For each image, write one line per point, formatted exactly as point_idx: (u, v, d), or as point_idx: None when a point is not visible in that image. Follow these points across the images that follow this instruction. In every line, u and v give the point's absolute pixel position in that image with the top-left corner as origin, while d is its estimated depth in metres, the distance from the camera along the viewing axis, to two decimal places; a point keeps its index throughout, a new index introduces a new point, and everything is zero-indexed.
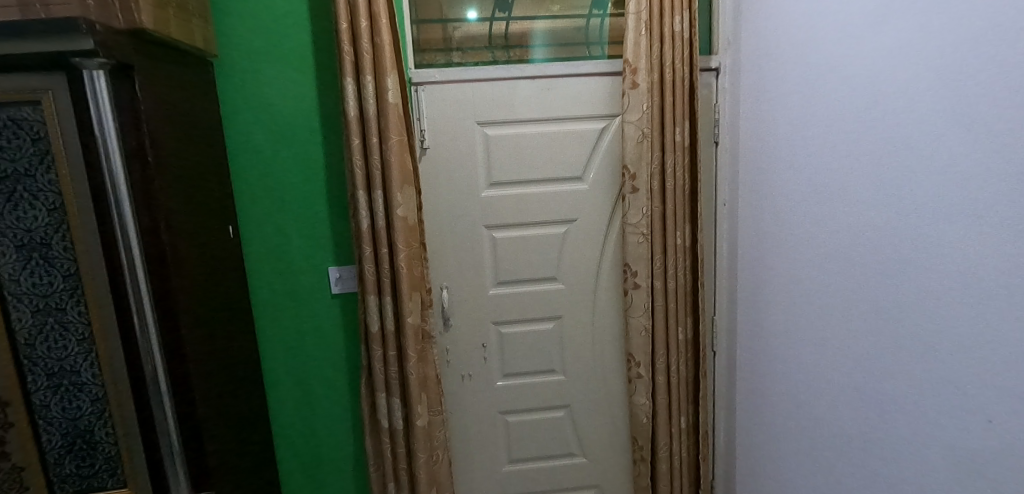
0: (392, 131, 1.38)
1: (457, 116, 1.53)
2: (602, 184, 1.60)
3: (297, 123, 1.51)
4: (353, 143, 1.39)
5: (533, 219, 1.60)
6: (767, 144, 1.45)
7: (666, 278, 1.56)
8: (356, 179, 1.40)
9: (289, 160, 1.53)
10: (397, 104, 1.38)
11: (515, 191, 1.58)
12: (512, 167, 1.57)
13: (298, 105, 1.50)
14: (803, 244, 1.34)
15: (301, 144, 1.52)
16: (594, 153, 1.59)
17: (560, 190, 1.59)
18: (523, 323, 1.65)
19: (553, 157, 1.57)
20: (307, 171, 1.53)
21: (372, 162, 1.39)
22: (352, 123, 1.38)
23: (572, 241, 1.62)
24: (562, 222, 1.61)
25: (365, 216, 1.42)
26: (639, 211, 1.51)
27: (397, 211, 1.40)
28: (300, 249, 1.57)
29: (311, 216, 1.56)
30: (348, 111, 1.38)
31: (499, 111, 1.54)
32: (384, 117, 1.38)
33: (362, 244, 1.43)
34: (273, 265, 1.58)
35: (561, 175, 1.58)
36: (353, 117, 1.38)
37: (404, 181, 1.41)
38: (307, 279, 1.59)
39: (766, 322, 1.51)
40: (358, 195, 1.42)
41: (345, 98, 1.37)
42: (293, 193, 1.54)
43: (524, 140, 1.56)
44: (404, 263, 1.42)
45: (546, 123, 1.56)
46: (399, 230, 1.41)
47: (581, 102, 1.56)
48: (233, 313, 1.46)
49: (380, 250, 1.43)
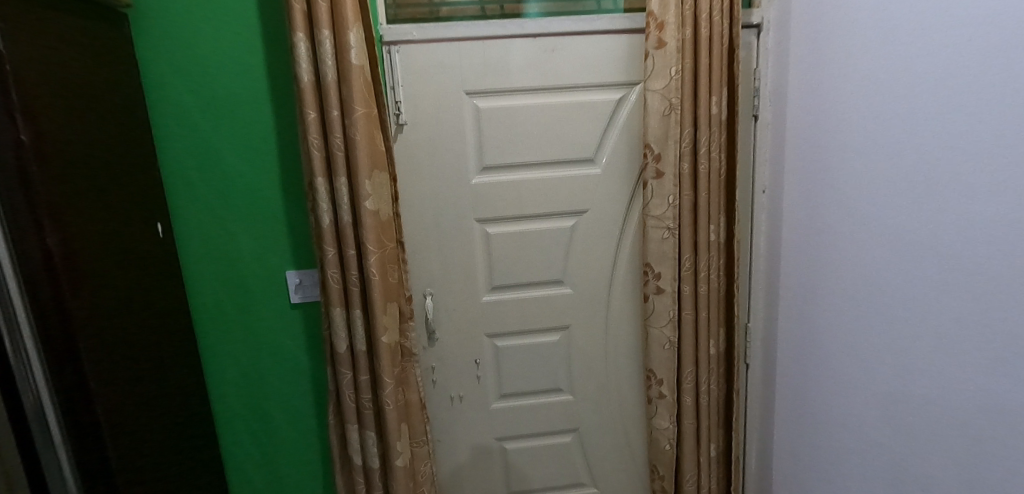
0: (357, 101, 1.08)
1: (441, 84, 1.23)
2: (617, 168, 1.31)
3: (238, 94, 1.21)
4: (309, 117, 1.10)
5: (534, 212, 1.32)
6: (822, 118, 1.16)
7: (698, 284, 1.28)
8: (314, 163, 1.12)
9: (230, 139, 1.23)
10: (364, 68, 1.09)
11: (513, 177, 1.30)
12: (509, 148, 1.28)
13: (239, 70, 1.20)
14: (867, 244, 1.07)
15: (244, 119, 1.22)
16: (609, 131, 1.30)
17: (568, 175, 1.31)
18: (523, 335, 1.38)
19: (559, 136, 1.29)
20: (252, 153, 1.24)
21: (333, 141, 1.10)
22: (306, 92, 1.09)
23: (580, 238, 1.34)
24: (570, 214, 1.33)
25: (327, 210, 1.14)
26: (666, 201, 1.24)
27: (365, 204, 1.11)
28: (250, 250, 1.28)
29: (260, 209, 1.26)
30: (302, 77, 1.08)
31: (492, 79, 1.24)
32: (345, 83, 1.08)
33: (325, 245, 1.15)
34: (214, 269, 1.29)
35: (568, 157, 1.30)
36: (308, 84, 1.09)
37: (374, 165, 1.12)
38: (259, 286, 1.31)
39: (814, 334, 1.25)
40: (317, 183, 1.13)
41: (297, 59, 1.08)
42: (237, 181, 1.25)
43: (524, 114, 1.27)
44: (376, 268, 1.14)
45: (550, 94, 1.28)
46: (369, 228, 1.12)
47: (593, 67, 1.26)
48: (162, 332, 1.17)
49: (345, 252, 1.15)
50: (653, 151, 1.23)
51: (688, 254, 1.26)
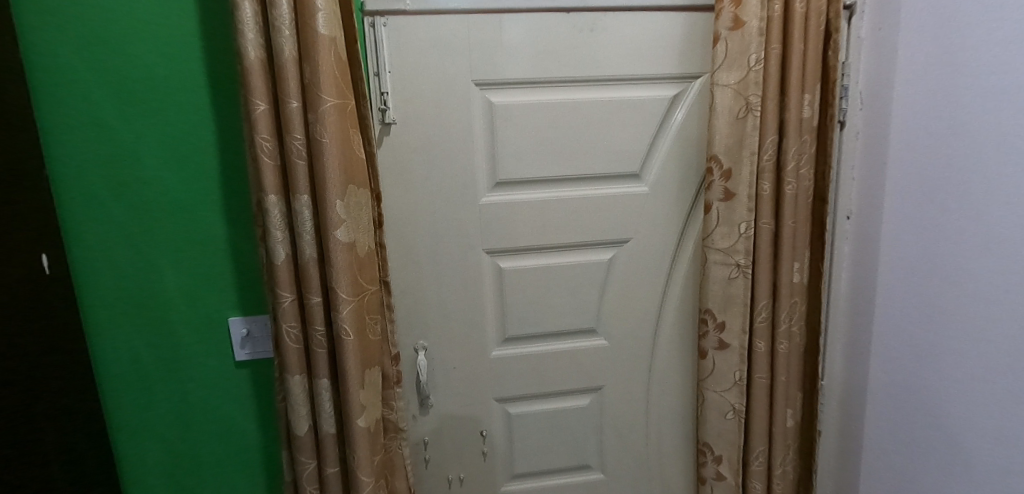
0: (326, 90, 0.77)
1: (442, 71, 0.92)
2: (668, 188, 1.02)
3: (162, 77, 0.88)
4: (257, 110, 0.78)
5: (562, 241, 1.01)
6: (954, 125, 0.85)
7: (775, 340, 0.98)
8: (265, 176, 0.80)
9: (152, 140, 0.89)
10: (335, 44, 0.78)
11: (535, 196, 0.99)
12: (531, 158, 0.98)
13: (162, 44, 0.87)
14: (1009, 300, 0.77)
15: (171, 113, 0.89)
16: (660, 137, 1.01)
17: (606, 195, 1.00)
18: (544, 399, 1.07)
19: (596, 143, 0.99)
20: (183, 159, 0.91)
21: (291, 145, 0.79)
22: (253, 75, 0.77)
23: (619, 277, 1.04)
24: (607, 245, 1.03)
25: (283, 240, 0.83)
26: (737, 231, 0.95)
27: (335, 234, 0.80)
28: (181, 289, 0.95)
29: (196, 235, 0.93)
30: (247, 52, 0.76)
31: (510, 66, 0.94)
32: (308, 64, 0.77)
33: (279, 289, 0.83)
34: (132, 316, 0.95)
35: (607, 171, 1.00)
36: (255, 64, 0.77)
37: (349, 180, 0.81)
38: (193, 337, 0.97)
39: (914, 406, 0.96)
40: (268, 202, 0.81)
41: (240, 28, 0.76)
42: (163, 196, 0.91)
43: (551, 113, 0.97)
44: (351, 323, 0.82)
45: (585, 88, 0.97)
46: (341, 268, 0.81)
47: (642, 54, 0.96)
48: (63, 411, 0.84)
49: (307, 299, 0.83)
50: (721, 166, 0.94)
51: (763, 302, 0.97)
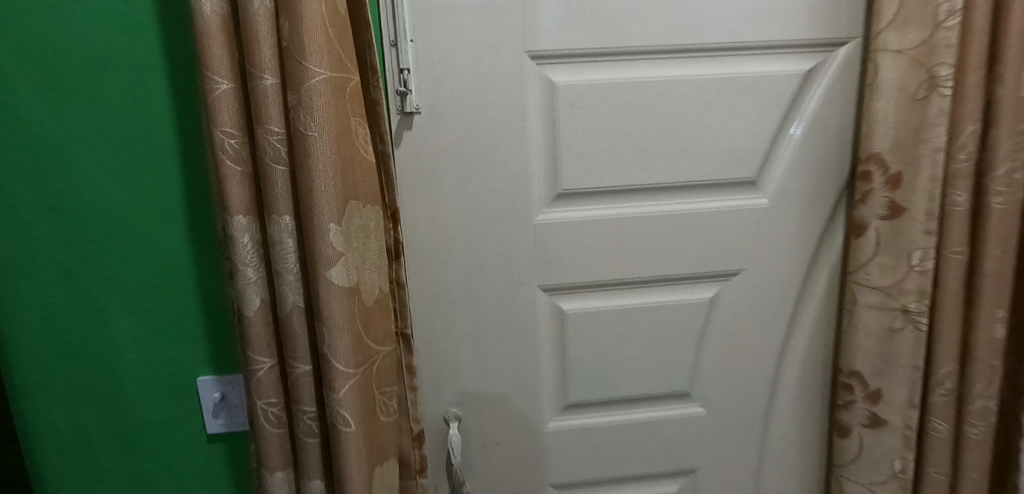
0: (314, 59, 0.52)
1: (485, 43, 0.67)
2: (797, 200, 0.73)
3: (99, 46, 0.60)
4: (217, 92, 0.53)
5: (646, 276, 0.73)
6: None
7: (962, 420, 0.68)
8: (230, 189, 0.55)
9: (89, 137, 0.62)
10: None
11: (610, 212, 0.72)
12: (605, 160, 0.71)
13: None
14: None
15: (114, 98, 0.61)
16: (786, 130, 0.72)
17: (708, 210, 0.73)
18: (619, 484, 0.81)
19: (696, 139, 0.71)
20: (136, 164, 0.63)
21: (265, 143, 0.54)
22: (210, 39, 0.52)
23: (725, 323, 0.75)
24: (709, 281, 0.75)
25: (256, 281, 0.58)
26: (907, 264, 0.65)
27: (328, 275, 0.54)
28: (137, 341, 0.69)
29: (154, 270, 0.67)
30: (201, 5, 0.51)
31: (578, 32, 0.68)
32: (286, 19, 0.51)
33: (253, 352, 0.58)
34: (75, 376, 0.70)
35: (712, 177, 0.72)
36: (213, 23, 0.52)
37: (348, 195, 0.56)
38: (157, 404, 0.72)
39: None
40: (234, 227, 0.56)
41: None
42: (106, 217, 0.64)
43: (635, 98, 0.70)
44: (352, 406, 0.56)
45: (682, 62, 0.70)
46: (338, 324, 0.55)
47: (765, 12, 0.68)
48: None
49: (292, 367, 0.58)
50: (884, 167, 0.65)
51: (946, 368, 0.67)
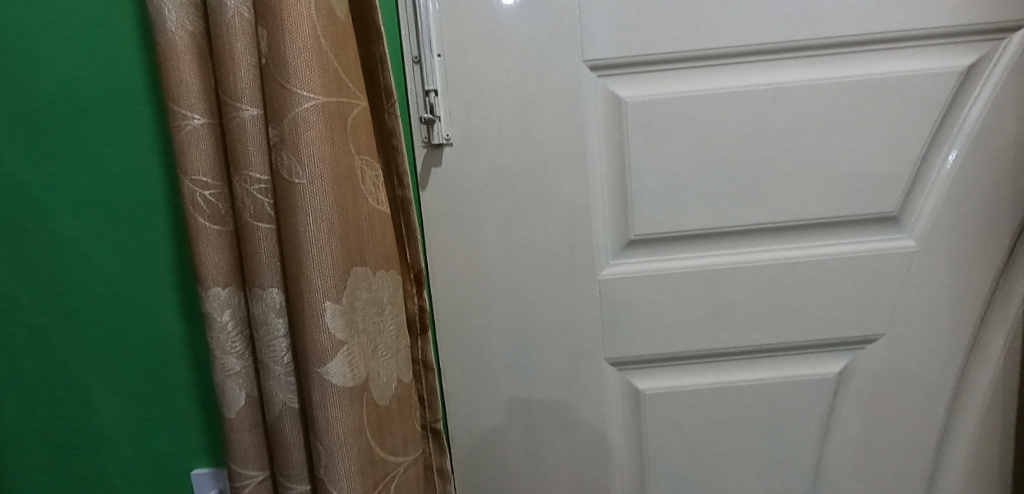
0: (303, 82, 0.38)
1: (532, 54, 0.53)
2: (957, 241, 0.54)
3: (61, 50, 0.44)
4: (187, 128, 0.40)
5: (747, 345, 0.57)
6: None
7: None
8: (204, 253, 0.42)
9: (63, 186, 0.46)
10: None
11: (697, 263, 0.56)
12: (691, 196, 0.55)
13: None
14: None
15: (81, 119, 0.45)
16: (936, 147, 0.54)
17: (832, 258, 0.55)
18: None
19: (812, 165, 0.54)
20: (121, 218, 0.47)
21: (243, 194, 0.40)
22: (176, 61, 0.40)
23: (858, 406, 0.57)
24: (835, 350, 0.56)
25: (241, 373, 0.44)
26: None
27: (325, 372, 0.40)
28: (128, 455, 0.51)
29: (141, 346, 0.49)
30: (164, 18, 0.39)
31: (651, 34, 0.53)
32: (266, 29, 0.38)
33: (237, 464, 0.45)
34: None
35: (836, 215, 0.54)
36: (181, 41, 0.39)
37: (352, 260, 0.41)
38: None
39: None
40: (210, 303, 0.42)
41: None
42: (86, 290, 0.48)
43: (727, 115, 0.53)
44: None
45: (791, 65, 0.53)
46: (336, 442, 0.41)
47: None
48: None
49: (284, 487, 0.44)
50: None
51: None
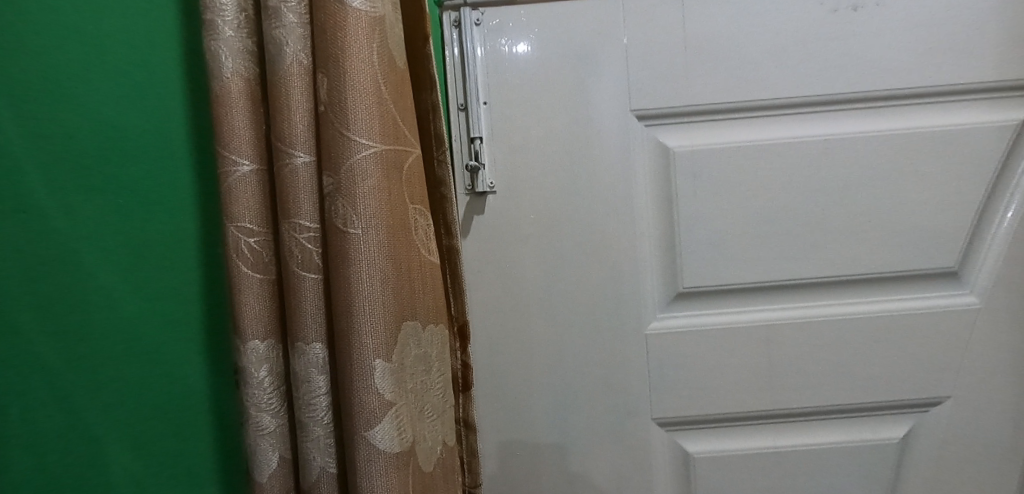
0: (362, 130, 0.37)
1: (579, 103, 0.53)
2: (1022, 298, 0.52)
3: (111, 99, 0.41)
4: (236, 176, 0.39)
5: (803, 407, 0.54)
6: None
7: None
8: (245, 304, 0.40)
9: (97, 244, 0.41)
10: (384, 38, 0.39)
11: (747, 318, 0.54)
12: (742, 249, 0.53)
13: (110, 27, 0.41)
14: None
15: (124, 172, 0.42)
16: (997, 201, 0.52)
17: (890, 315, 0.53)
18: None
19: (866, 218, 0.52)
20: (158, 280, 0.43)
21: (290, 242, 0.39)
22: (230, 109, 0.39)
23: (924, 474, 0.53)
24: (897, 413, 0.53)
25: (275, 431, 0.41)
26: None
27: (370, 435, 0.38)
28: None
29: (171, 422, 0.43)
30: (222, 67, 0.39)
31: (699, 85, 0.52)
32: (325, 76, 0.38)
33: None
34: None
35: (893, 271, 0.52)
36: (236, 88, 0.39)
37: (402, 314, 0.40)
38: None
39: None
40: (248, 357, 0.40)
41: (210, 19, 0.39)
42: (113, 361, 0.42)
43: (779, 166, 0.52)
44: None
45: (842, 116, 0.52)
46: None
47: (958, 46, 0.50)
48: None
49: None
50: None
51: None
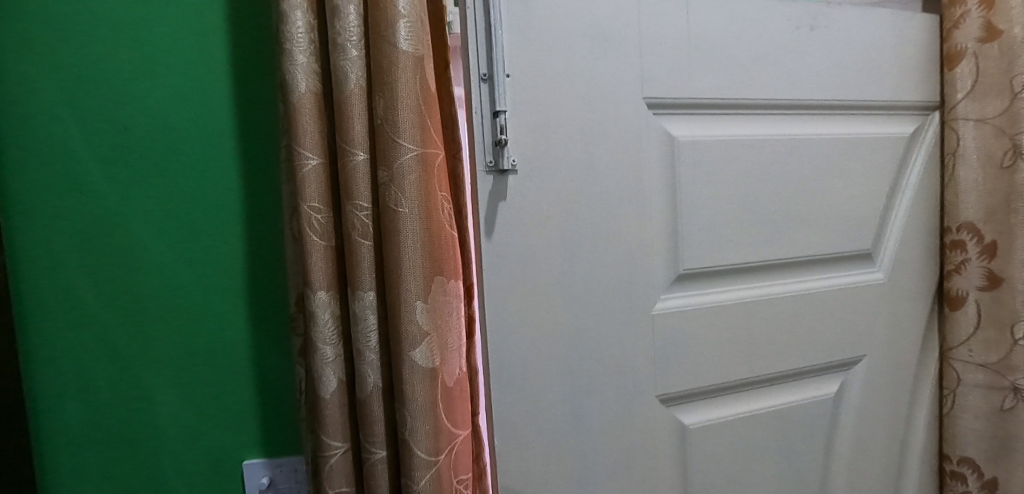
0: (406, 132, 0.46)
1: (599, 86, 0.53)
2: (911, 274, 0.66)
3: (163, 100, 0.53)
4: (306, 166, 0.48)
5: (771, 373, 0.61)
6: None
7: None
8: (312, 263, 0.48)
9: (154, 215, 0.54)
10: (422, 66, 0.47)
11: (730, 297, 0.59)
12: (729, 234, 0.58)
13: (161, 43, 0.53)
14: None
15: (173, 157, 0.54)
16: (896, 197, 0.65)
17: (829, 289, 0.63)
18: None
19: (816, 208, 0.62)
20: (198, 243, 0.55)
21: (352, 219, 0.48)
22: (302, 115, 0.48)
23: (851, 421, 0.64)
24: (831, 373, 0.64)
25: (334, 361, 0.50)
26: (1010, 338, 0.64)
27: (412, 355, 0.47)
28: (183, 451, 0.56)
29: (209, 354, 0.56)
30: (297, 82, 0.47)
31: (700, 80, 0.56)
32: (382, 95, 0.47)
33: (327, 437, 0.49)
34: None
35: (833, 253, 0.63)
36: (308, 99, 0.48)
37: (434, 269, 0.48)
38: None
39: None
40: (315, 304, 0.49)
41: (286, 46, 0.47)
42: (160, 304, 0.55)
43: (758, 160, 0.59)
44: None
45: (800, 120, 0.61)
46: (423, 414, 0.47)
47: (875, 73, 0.63)
48: None
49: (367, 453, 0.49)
50: (977, 236, 0.66)
51: None
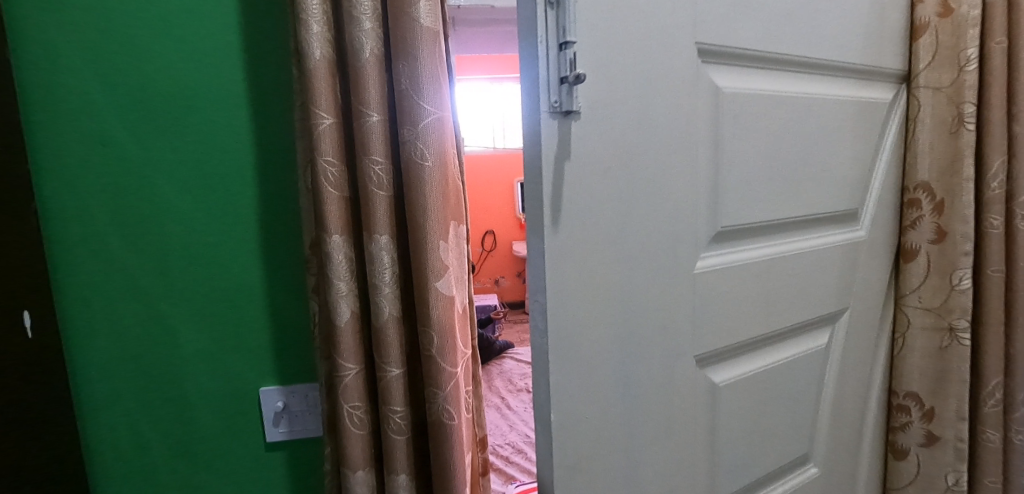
0: (426, 98, 0.56)
1: (658, 26, 0.48)
2: (881, 230, 0.72)
3: (181, 77, 0.67)
4: (322, 124, 0.54)
5: (781, 328, 0.63)
6: None
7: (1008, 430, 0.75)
8: (329, 209, 0.55)
9: (172, 171, 0.68)
10: (436, 38, 0.56)
11: (753, 255, 0.59)
12: (757, 192, 0.58)
13: (183, 32, 0.66)
14: None
15: (191, 121, 0.67)
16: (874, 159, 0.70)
17: (825, 245, 0.66)
18: None
19: (820, 167, 0.64)
20: (214, 192, 0.69)
21: (370, 172, 0.56)
22: (317, 78, 0.54)
23: (835, 367, 0.69)
24: (822, 323, 0.68)
25: (347, 294, 0.58)
26: (950, 285, 0.72)
27: (436, 285, 0.58)
28: (200, 356, 0.72)
29: (224, 280, 0.70)
30: (312, 48, 0.54)
31: (741, 30, 0.54)
32: (401, 63, 0.55)
33: (342, 357, 0.57)
34: (143, 397, 0.71)
35: (830, 211, 0.65)
36: (321, 63, 0.54)
37: (448, 213, 0.59)
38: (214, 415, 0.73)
39: None
40: (332, 245, 0.56)
41: (302, 16, 0.54)
42: (180, 239, 0.69)
43: (782, 117, 0.58)
44: (452, 405, 0.59)
45: (810, 79, 0.62)
46: (442, 330, 0.58)
47: (864, 39, 0.66)
48: None
49: (384, 371, 0.58)
50: (932, 195, 0.73)
51: (994, 379, 0.74)
